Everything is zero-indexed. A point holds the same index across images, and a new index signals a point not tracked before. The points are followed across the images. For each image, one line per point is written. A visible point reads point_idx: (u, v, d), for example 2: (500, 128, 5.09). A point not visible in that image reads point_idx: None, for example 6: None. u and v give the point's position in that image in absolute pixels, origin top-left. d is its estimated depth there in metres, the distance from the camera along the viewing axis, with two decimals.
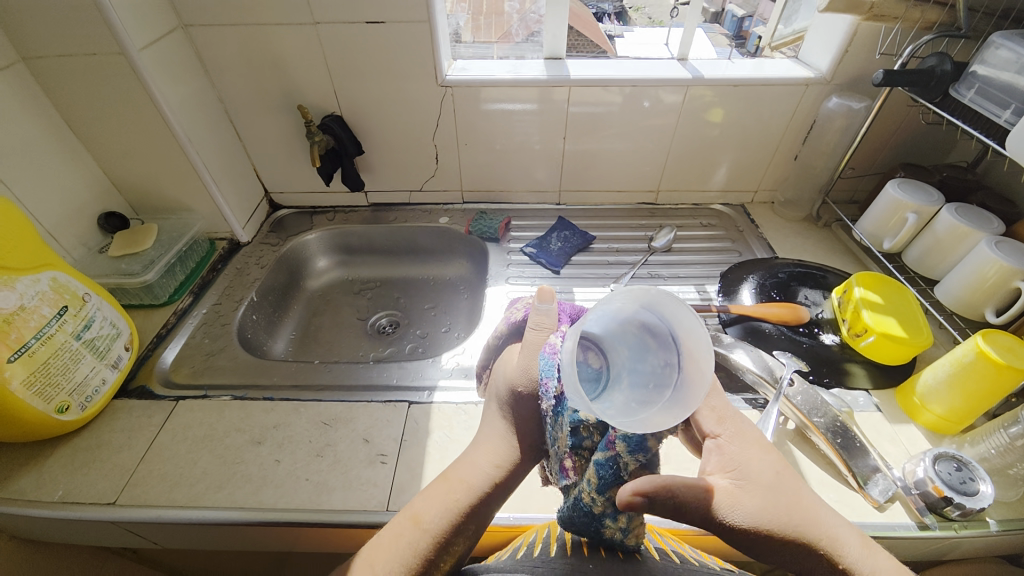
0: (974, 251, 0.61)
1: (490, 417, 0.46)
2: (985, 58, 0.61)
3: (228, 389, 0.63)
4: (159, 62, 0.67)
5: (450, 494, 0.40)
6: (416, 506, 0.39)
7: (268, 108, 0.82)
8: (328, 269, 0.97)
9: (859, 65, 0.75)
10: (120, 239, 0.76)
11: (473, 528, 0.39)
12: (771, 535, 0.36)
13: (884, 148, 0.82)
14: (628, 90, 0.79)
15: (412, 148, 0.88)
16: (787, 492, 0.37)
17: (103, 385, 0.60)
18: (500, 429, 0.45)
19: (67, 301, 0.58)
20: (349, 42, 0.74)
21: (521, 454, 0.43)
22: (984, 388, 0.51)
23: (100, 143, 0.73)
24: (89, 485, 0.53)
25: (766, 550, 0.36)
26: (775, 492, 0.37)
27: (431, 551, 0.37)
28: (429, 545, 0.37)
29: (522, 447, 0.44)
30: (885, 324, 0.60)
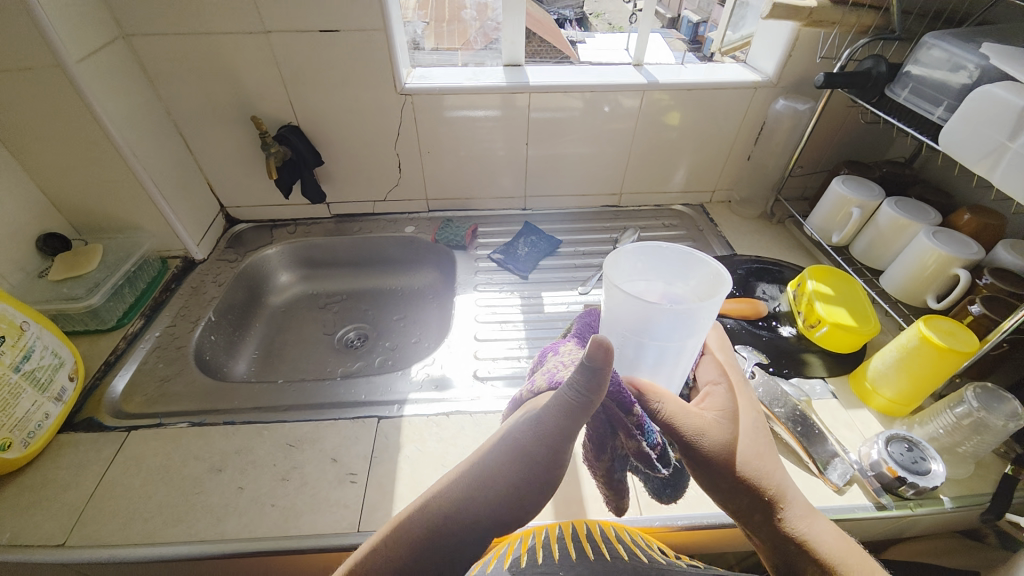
0: (914, 242, 0.65)
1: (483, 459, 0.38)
2: (918, 58, 0.64)
3: (185, 416, 0.60)
4: (99, 74, 0.64)
5: (395, 550, 0.35)
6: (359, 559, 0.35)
7: (221, 119, 0.79)
8: (291, 284, 0.94)
9: (802, 69, 0.79)
10: (62, 263, 0.71)
11: None
12: (733, 469, 0.39)
13: (829, 147, 0.87)
14: (588, 95, 0.80)
15: (374, 158, 0.86)
16: (763, 445, 0.41)
17: (47, 419, 0.56)
18: (482, 479, 0.37)
19: (4, 331, 0.53)
20: (303, 51, 0.72)
21: (493, 515, 0.36)
22: (928, 372, 0.54)
23: (35, 161, 0.69)
24: (32, 528, 0.49)
25: (723, 483, 0.39)
26: (755, 440, 0.41)
27: None
28: None
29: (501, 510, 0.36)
30: (836, 315, 0.63)
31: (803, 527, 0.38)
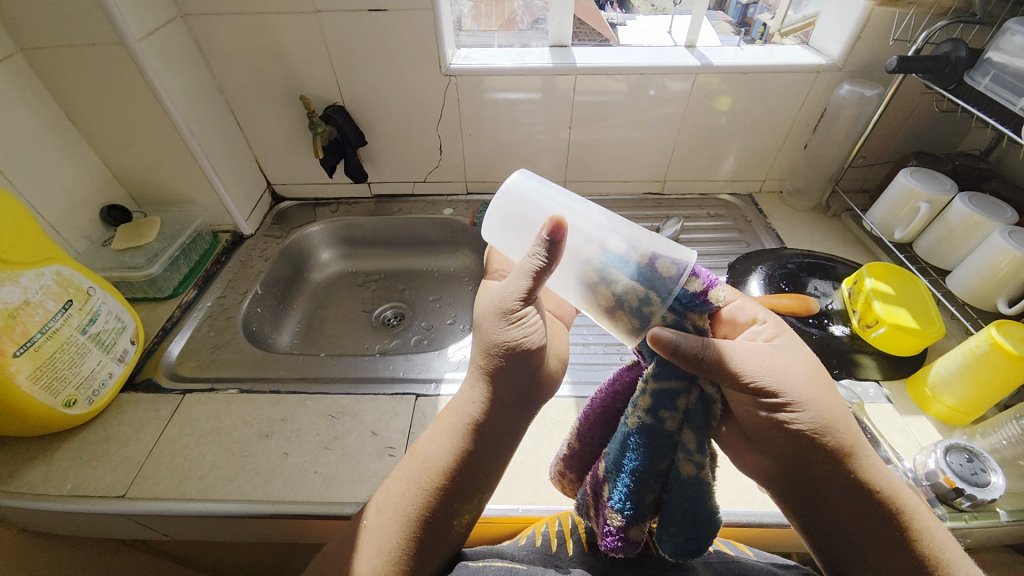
0: (988, 241, 0.60)
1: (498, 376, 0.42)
2: (1001, 45, 0.59)
3: (234, 382, 0.63)
4: (158, 51, 0.66)
5: (445, 427, 0.43)
6: (419, 442, 0.44)
7: (270, 98, 0.80)
8: (332, 261, 0.96)
9: (871, 52, 0.74)
10: (123, 232, 0.75)
11: (456, 475, 0.41)
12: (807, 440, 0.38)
13: (896, 136, 0.81)
14: (635, 78, 0.77)
15: (416, 140, 0.87)
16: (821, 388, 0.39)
17: (110, 378, 0.60)
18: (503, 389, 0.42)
19: (71, 296, 0.57)
20: (351, 32, 0.72)
21: (506, 420, 0.42)
22: (997, 380, 0.51)
23: (101, 136, 0.73)
24: (99, 477, 0.53)
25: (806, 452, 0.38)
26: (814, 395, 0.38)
27: (418, 479, 0.41)
28: (417, 472, 0.42)
29: (509, 408, 0.42)
30: (896, 316, 0.60)
31: (884, 481, 0.37)
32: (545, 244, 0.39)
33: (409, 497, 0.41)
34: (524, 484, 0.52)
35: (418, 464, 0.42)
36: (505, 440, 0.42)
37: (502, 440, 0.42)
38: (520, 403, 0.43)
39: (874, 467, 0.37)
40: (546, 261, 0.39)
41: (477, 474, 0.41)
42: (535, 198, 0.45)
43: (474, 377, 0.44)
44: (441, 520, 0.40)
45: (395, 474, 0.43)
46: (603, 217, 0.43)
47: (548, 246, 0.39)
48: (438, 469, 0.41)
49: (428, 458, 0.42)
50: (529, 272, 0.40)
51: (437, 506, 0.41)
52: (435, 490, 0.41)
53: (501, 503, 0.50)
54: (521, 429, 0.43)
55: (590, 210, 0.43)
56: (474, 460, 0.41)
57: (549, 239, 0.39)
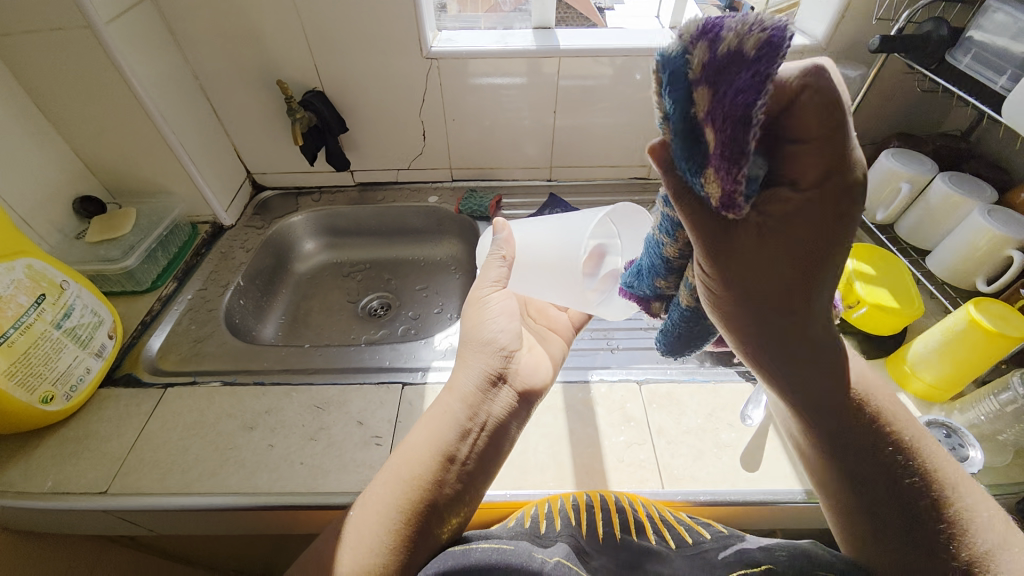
0: (967, 221, 0.61)
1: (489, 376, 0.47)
2: (982, 23, 0.59)
3: (217, 375, 0.62)
4: (127, 35, 0.64)
5: (437, 422, 0.44)
6: (408, 441, 0.44)
7: (246, 83, 0.78)
8: (316, 251, 0.95)
9: (856, 31, 0.73)
10: (98, 224, 0.73)
11: (455, 467, 0.42)
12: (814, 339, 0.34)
13: (879, 117, 0.81)
14: (620, 61, 0.76)
15: (399, 125, 0.85)
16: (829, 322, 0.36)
17: (89, 373, 0.59)
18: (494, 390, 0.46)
19: (44, 289, 0.56)
20: (328, 13, 0.70)
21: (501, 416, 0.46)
22: (974, 357, 0.52)
23: (70, 124, 0.70)
24: (79, 474, 0.52)
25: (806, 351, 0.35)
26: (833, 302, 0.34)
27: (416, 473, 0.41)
28: (413, 469, 0.41)
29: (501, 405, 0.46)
30: (877, 295, 0.60)
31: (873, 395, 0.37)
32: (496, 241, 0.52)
33: (395, 489, 0.41)
34: (511, 470, 0.52)
35: (404, 459, 0.42)
36: (492, 442, 0.45)
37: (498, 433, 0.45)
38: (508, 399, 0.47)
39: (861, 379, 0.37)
40: (499, 251, 0.51)
41: (475, 468, 0.43)
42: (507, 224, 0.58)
43: (472, 376, 0.47)
44: (423, 519, 0.40)
45: (382, 470, 0.43)
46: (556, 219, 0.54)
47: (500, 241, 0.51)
48: (425, 464, 0.41)
49: (414, 451, 0.43)
50: (489, 266, 0.52)
51: (422, 503, 0.40)
52: (431, 483, 0.41)
53: (487, 490, 0.50)
54: (506, 434, 0.46)
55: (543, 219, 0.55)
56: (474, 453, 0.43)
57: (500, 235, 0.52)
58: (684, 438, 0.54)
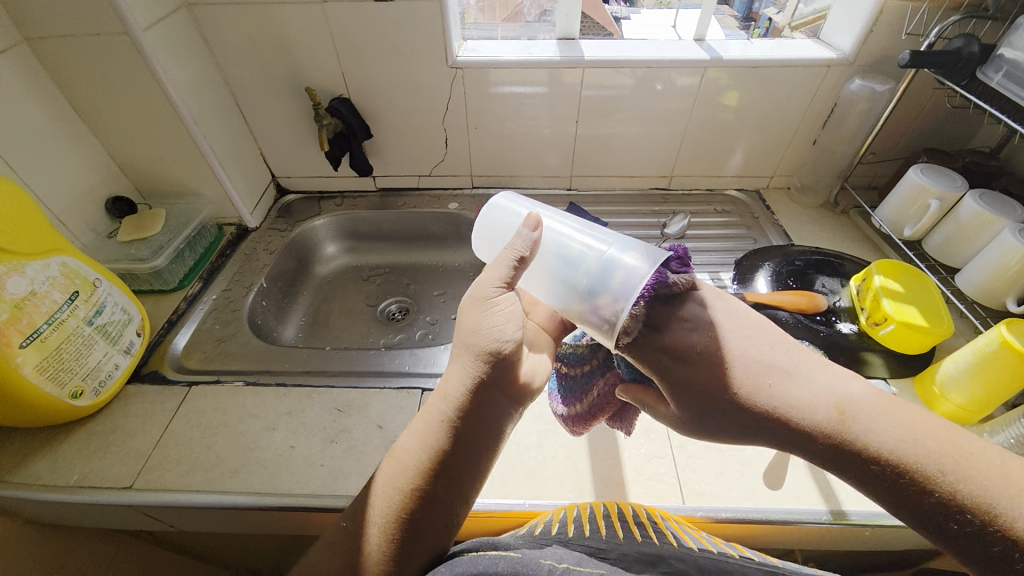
0: (998, 239, 0.60)
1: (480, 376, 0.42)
2: (1013, 41, 0.58)
3: (240, 375, 0.63)
4: (163, 41, 0.66)
5: (426, 424, 0.42)
6: (399, 441, 0.43)
7: (275, 89, 0.80)
8: (336, 255, 0.96)
9: (884, 46, 0.73)
10: (128, 224, 0.75)
11: (439, 473, 0.40)
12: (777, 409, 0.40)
13: (906, 132, 0.80)
14: (642, 72, 0.76)
15: (421, 132, 0.86)
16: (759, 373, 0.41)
17: (117, 370, 0.60)
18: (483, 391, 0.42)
19: (77, 287, 0.57)
20: (357, 23, 0.72)
21: (489, 420, 0.42)
22: (1005, 378, 0.50)
23: (106, 126, 0.72)
24: (105, 469, 0.53)
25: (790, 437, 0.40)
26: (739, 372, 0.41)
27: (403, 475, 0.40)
28: (400, 471, 0.40)
29: (492, 407, 0.42)
30: (905, 313, 0.60)
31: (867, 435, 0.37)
32: (519, 236, 0.44)
33: (390, 494, 0.40)
34: (530, 480, 0.52)
35: (395, 463, 0.41)
36: (482, 440, 0.41)
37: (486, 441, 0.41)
38: (500, 401, 0.42)
39: (865, 426, 0.37)
40: (521, 249, 0.44)
41: (464, 474, 0.40)
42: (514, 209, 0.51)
43: (456, 376, 0.43)
44: (423, 521, 0.39)
45: (377, 475, 0.42)
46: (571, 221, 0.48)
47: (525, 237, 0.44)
48: (417, 468, 0.40)
49: (405, 457, 0.41)
50: (503, 263, 0.44)
51: (416, 506, 0.39)
52: (414, 490, 0.39)
53: (506, 498, 0.50)
54: (497, 430, 0.42)
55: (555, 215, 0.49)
56: (461, 459, 0.40)
57: (525, 230, 0.44)
58: (706, 452, 0.54)
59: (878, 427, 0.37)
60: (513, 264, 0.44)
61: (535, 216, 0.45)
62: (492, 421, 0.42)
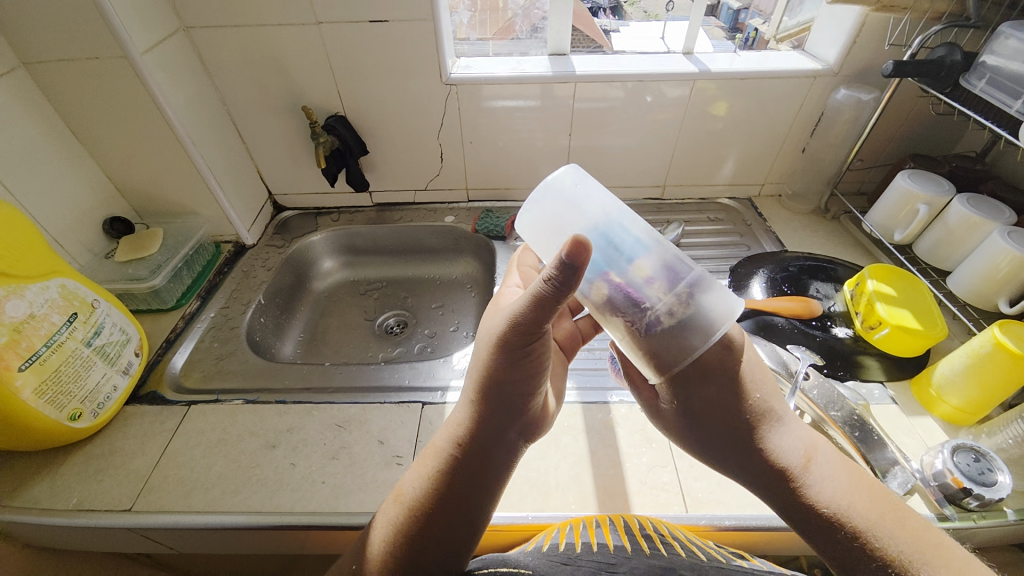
0: (987, 242, 0.61)
1: (478, 412, 0.42)
2: (995, 48, 0.60)
3: (239, 393, 0.63)
4: (162, 64, 0.67)
5: (428, 461, 0.43)
6: (401, 482, 0.44)
7: (272, 108, 0.81)
8: (334, 270, 0.96)
9: (868, 56, 0.75)
10: (126, 244, 0.75)
11: (448, 506, 0.41)
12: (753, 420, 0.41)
13: (893, 138, 0.82)
14: (632, 85, 0.78)
15: (417, 148, 0.87)
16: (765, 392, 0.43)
17: (115, 391, 0.60)
18: (481, 430, 0.42)
19: (76, 308, 0.57)
20: (352, 42, 0.73)
21: (489, 456, 0.41)
22: (1001, 380, 0.51)
23: (104, 148, 0.73)
24: (103, 492, 0.52)
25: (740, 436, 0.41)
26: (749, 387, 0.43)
27: (410, 510, 0.41)
28: (406, 505, 0.41)
29: (490, 443, 0.41)
30: (899, 317, 0.60)
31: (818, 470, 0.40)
32: (560, 267, 0.32)
33: (393, 533, 0.41)
34: (534, 492, 0.52)
35: (403, 501, 0.42)
36: (488, 473, 0.41)
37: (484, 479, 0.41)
38: (501, 444, 0.42)
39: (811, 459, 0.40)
40: (560, 286, 0.33)
41: (473, 509, 0.41)
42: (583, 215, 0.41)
43: (462, 415, 0.43)
44: (430, 557, 0.40)
45: (379, 516, 0.43)
46: (649, 255, 0.39)
47: (569, 270, 0.32)
48: (420, 505, 0.41)
49: (414, 494, 0.42)
50: (534, 297, 0.35)
51: (424, 541, 0.40)
52: (421, 526, 0.40)
53: (509, 512, 0.50)
54: (502, 467, 0.42)
55: (632, 242, 0.39)
56: (461, 498, 0.41)
57: (568, 262, 0.32)
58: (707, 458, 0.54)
59: (836, 480, 0.39)
60: (548, 304, 0.35)
61: (585, 243, 0.32)
62: (493, 460, 0.42)
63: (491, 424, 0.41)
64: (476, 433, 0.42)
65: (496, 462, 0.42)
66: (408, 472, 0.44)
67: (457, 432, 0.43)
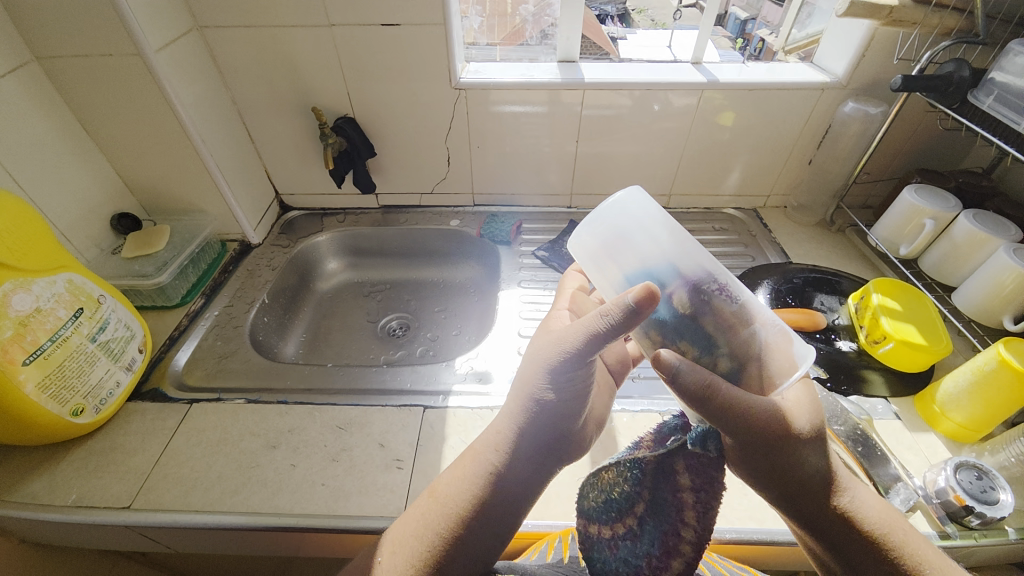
0: (992, 258, 0.61)
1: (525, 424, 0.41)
2: (1004, 65, 0.59)
3: (241, 392, 0.63)
4: (174, 63, 0.67)
5: (468, 465, 0.42)
6: (438, 481, 0.43)
7: (281, 109, 0.81)
8: (338, 271, 0.97)
9: (876, 69, 0.75)
10: (133, 240, 0.75)
11: (484, 517, 0.40)
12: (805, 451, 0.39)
13: (900, 152, 0.82)
14: (639, 93, 0.78)
15: (424, 151, 0.87)
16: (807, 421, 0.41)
17: (118, 387, 0.60)
18: (526, 442, 0.41)
19: (82, 303, 0.58)
20: (363, 46, 0.73)
21: (531, 468, 0.41)
22: (1005, 397, 0.51)
23: (114, 144, 0.73)
24: (103, 488, 0.52)
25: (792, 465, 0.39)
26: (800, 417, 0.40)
27: (445, 517, 0.40)
28: (444, 511, 0.41)
29: (534, 455, 0.41)
30: (904, 331, 0.60)
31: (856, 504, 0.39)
32: (625, 309, 0.34)
33: (426, 537, 0.40)
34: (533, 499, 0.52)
35: (437, 504, 0.41)
36: (526, 482, 0.41)
37: (522, 495, 0.41)
38: (545, 460, 0.41)
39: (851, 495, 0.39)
40: (615, 321, 0.35)
41: (506, 522, 0.40)
42: (636, 233, 0.38)
43: (505, 423, 0.42)
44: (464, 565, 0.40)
45: (412, 511, 0.43)
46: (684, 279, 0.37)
47: (631, 313, 0.34)
48: (459, 514, 0.40)
49: (449, 500, 0.41)
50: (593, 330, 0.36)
51: (453, 549, 0.40)
52: (453, 534, 0.40)
53: None
54: (541, 482, 0.42)
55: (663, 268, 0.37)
56: (501, 511, 0.40)
57: (633, 305, 0.34)
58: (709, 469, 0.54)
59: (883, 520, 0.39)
60: (600, 340, 0.36)
61: (654, 296, 0.33)
62: (534, 474, 0.41)
63: (536, 435, 0.40)
64: (521, 445, 0.41)
65: (535, 475, 0.41)
66: (446, 471, 0.44)
67: (503, 440, 0.41)
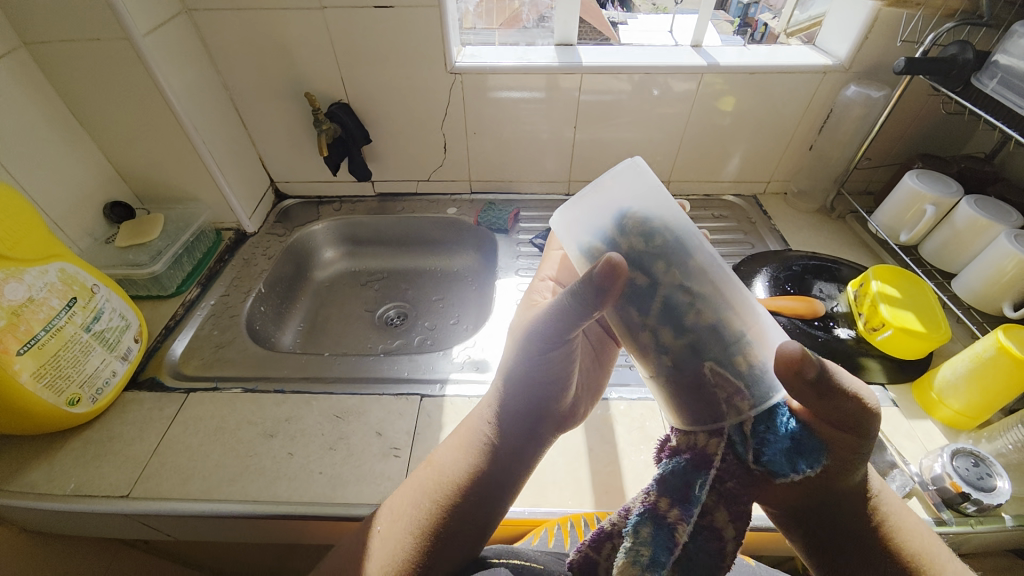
0: (993, 245, 0.60)
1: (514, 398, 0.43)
2: (1009, 47, 0.58)
3: (238, 382, 0.63)
4: (163, 47, 0.66)
5: (463, 440, 0.44)
6: (435, 455, 0.45)
7: (274, 95, 0.80)
8: (335, 260, 0.96)
9: (879, 52, 0.74)
10: (127, 229, 0.75)
11: (479, 486, 0.42)
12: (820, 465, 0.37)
13: (902, 137, 0.81)
14: (638, 78, 0.77)
15: (421, 138, 0.86)
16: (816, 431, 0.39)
17: (114, 377, 0.60)
18: (514, 415, 0.43)
19: (75, 293, 0.57)
20: (357, 30, 0.72)
21: (521, 442, 0.43)
22: (1003, 385, 0.50)
23: (104, 132, 0.72)
24: (101, 477, 0.52)
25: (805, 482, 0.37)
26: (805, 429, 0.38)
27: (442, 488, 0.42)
28: (440, 483, 0.42)
29: (525, 427, 0.43)
30: (902, 319, 0.60)
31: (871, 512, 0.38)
32: (590, 282, 0.33)
33: (421, 507, 0.41)
34: (530, 486, 0.52)
35: (433, 476, 0.43)
36: (518, 453, 0.43)
37: (515, 466, 0.43)
38: (534, 434, 0.43)
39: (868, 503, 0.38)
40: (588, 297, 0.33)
41: (499, 493, 0.42)
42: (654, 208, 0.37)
43: (497, 400, 0.44)
44: (456, 535, 0.40)
45: (409, 484, 0.44)
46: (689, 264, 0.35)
47: (597, 288, 0.33)
48: (454, 484, 0.42)
49: (445, 472, 0.43)
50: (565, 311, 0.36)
51: (449, 518, 0.41)
52: (448, 504, 0.41)
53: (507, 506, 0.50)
54: (532, 455, 0.44)
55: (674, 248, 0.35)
56: (494, 482, 0.42)
57: (598, 279, 0.33)
58: None
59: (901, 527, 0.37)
60: (571, 317, 0.36)
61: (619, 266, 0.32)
62: (524, 448, 0.43)
63: (525, 410, 0.42)
64: (511, 418, 0.43)
65: (526, 448, 0.43)
66: (442, 447, 0.46)
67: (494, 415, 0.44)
